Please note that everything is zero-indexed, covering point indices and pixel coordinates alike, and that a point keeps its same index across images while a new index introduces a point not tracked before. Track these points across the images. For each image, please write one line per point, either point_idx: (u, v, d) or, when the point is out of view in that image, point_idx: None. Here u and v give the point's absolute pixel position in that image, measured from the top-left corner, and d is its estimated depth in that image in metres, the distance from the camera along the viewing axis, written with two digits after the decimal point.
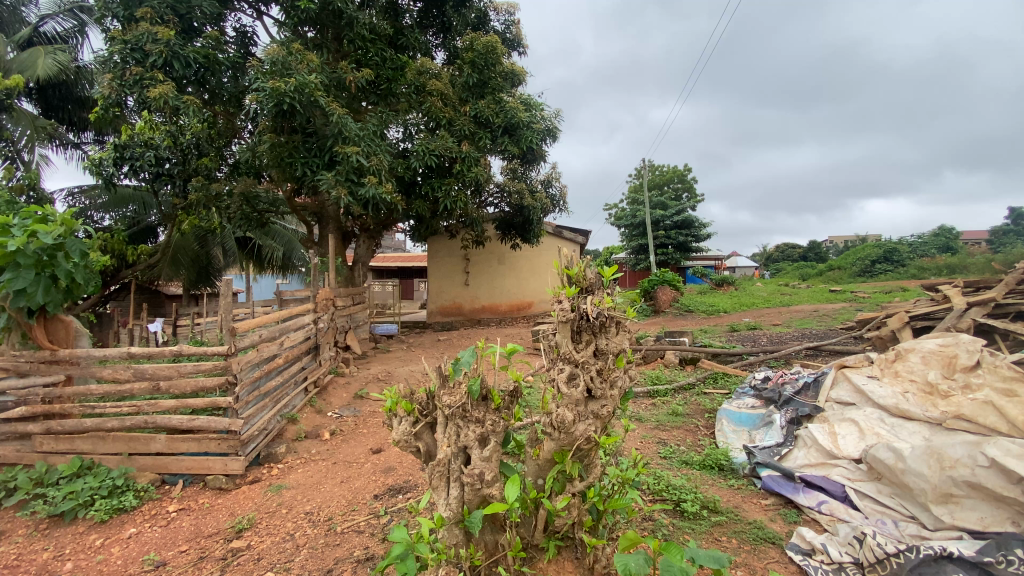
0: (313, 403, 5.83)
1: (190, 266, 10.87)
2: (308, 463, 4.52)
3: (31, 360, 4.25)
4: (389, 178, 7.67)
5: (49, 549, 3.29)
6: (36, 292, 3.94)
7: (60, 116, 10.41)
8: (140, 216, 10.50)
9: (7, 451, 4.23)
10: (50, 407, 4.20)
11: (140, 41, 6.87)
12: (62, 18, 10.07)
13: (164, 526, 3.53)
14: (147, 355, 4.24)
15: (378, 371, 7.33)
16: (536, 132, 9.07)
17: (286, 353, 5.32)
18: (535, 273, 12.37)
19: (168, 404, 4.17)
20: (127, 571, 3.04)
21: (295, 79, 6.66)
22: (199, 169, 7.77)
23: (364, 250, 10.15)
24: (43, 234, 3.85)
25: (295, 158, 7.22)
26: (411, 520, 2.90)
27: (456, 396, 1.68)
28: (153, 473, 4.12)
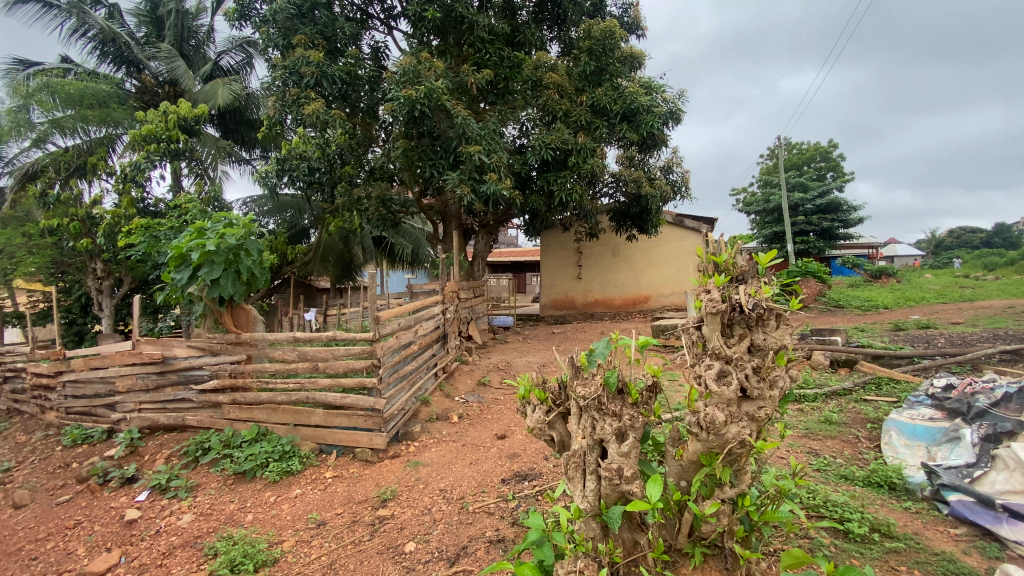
0: (442, 388, 6.24)
1: (336, 262, 12.28)
2: (439, 443, 4.82)
3: (221, 342, 5.14)
4: (507, 175, 7.88)
5: (235, 502, 3.99)
6: (226, 283, 4.73)
7: (236, 137, 12.40)
8: (297, 220, 12.08)
9: (205, 416, 5.15)
10: (234, 380, 5.00)
11: (297, 65, 7.85)
12: (234, 53, 12.01)
13: (322, 490, 4.03)
14: (307, 339, 4.86)
15: (498, 360, 7.60)
16: (658, 116, 8.61)
17: (419, 340, 5.75)
18: (653, 265, 11.83)
19: (324, 382, 4.73)
20: (296, 526, 3.52)
21: (424, 85, 7.11)
22: (343, 177, 8.78)
23: (482, 245, 10.54)
24: (230, 236, 4.64)
25: (423, 161, 7.81)
26: (541, 507, 2.94)
27: (591, 388, 1.66)
28: (312, 443, 4.72)
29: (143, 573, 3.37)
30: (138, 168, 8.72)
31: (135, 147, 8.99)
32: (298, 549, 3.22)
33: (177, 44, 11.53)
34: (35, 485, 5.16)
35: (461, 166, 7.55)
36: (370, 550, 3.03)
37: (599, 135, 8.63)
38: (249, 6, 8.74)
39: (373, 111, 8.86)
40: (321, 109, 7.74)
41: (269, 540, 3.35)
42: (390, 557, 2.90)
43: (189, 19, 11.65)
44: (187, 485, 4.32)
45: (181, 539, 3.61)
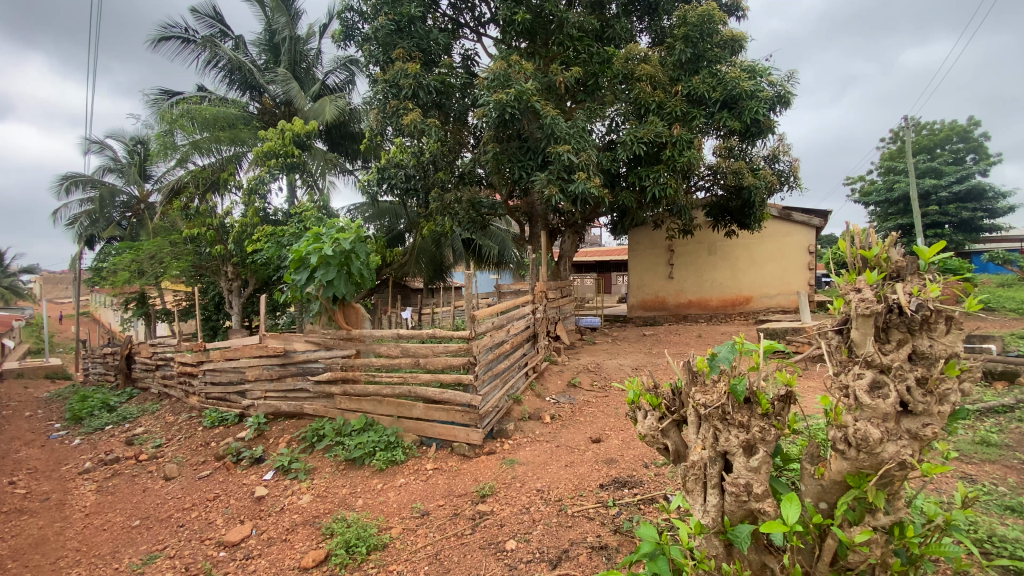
0: (533, 387, 6.30)
1: (429, 264, 12.81)
2: (533, 442, 4.87)
3: (334, 337, 5.59)
4: (596, 172, 7.79)
5: (347, 487, 4.36)
6: (339, 284, 5.14)
7: (341, 150, 13.46)
8: (393, 225, 13.00)
9: (320, 406, 5.62)
10: (345, 373, 5.40)
11: (396, 79, 8.34)
12: (339, 72, 13.11)
13: (424, 480, 4.26)
14: (410, 336, 5.15)
15: (587, 362, 7.51)
16: (764, 101, 8.00)
17: (511, 339, 5.87)
18: (755, 264, 11.08)
19: (424, 377, 4.97)
20: (401, 513, 3.77)
21: (514, 88, 7.21)
22: (436, 181, 9.21)
23: (568, 245, 10.47)
24: (344, 240, 5.05)
25: (512, 163, 7.95)
26: (651, 520, 2.82)
27: (713, 396, 1.60)
28: (414, 435, 4.98)
29: (271, 545, 3.79)
30: (261, 181, 9.77)
31: (258, 163, 10.07)
32: (405, 537, 3.45)
33: (291, 68, 12.76)
34: (184, 459, 5.97)
35: (550, 166, 7.57)
36: (473, 544, 3.15)
37: (696, 126, 8.21)
38: (353, 26, 9.43)
39: (463, 117, 9.17)
40: (419, 118, 8.18)
41: (378, 526, 3.61)
42: (492, 553, 2.99)
43: (300, 44, 12.85)
44: (306, 468, 4.78)
45: (301, 518, 4.02)
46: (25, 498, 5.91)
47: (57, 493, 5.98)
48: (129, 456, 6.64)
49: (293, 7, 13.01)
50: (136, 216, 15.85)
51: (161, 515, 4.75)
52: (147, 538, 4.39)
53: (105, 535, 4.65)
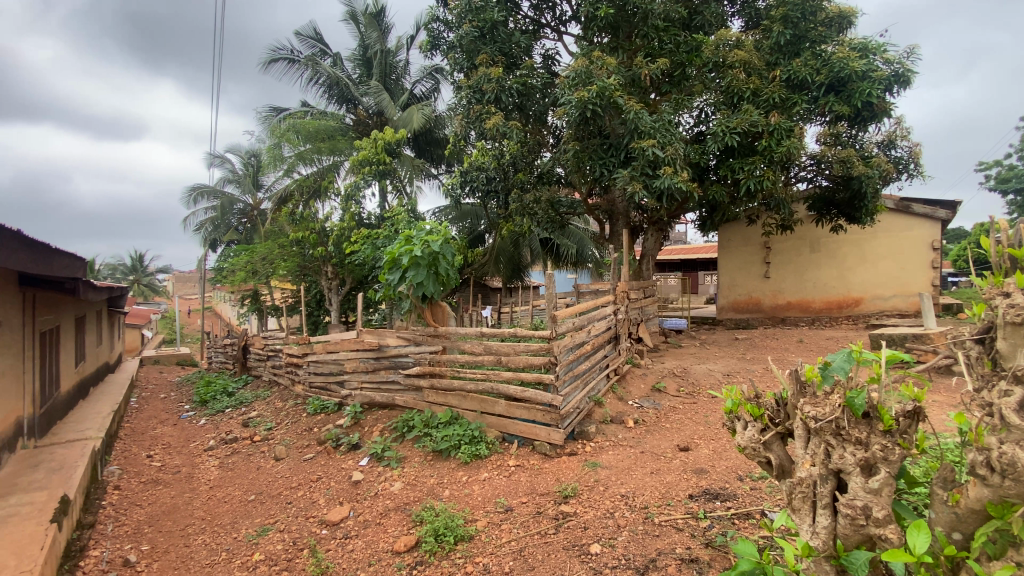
0: (615, 390, 6.23)
1: (507, 263, 13.03)
2: (616, 446, 4.87)
3: (422, 334, 5.92)
4: (684, 167, 7.48)
5: (434, 478, 4.60)
6: (428, 283, 5.46)
7: (427, 156, 14.16)
8: (474, 227, 13.45)
9: (410, 398, 5.96)
10: (432, 368, 5.67)
11: (480, 84, 8.57)
12: (425, 81, 13.85)
13: (507, 477, 4.42)
14: (492, 334, 5.29)
15: (673, 366, 7.24)
16: (878, 81, 7.30)
17: (592, 340, 5.83)
18: (866, 262, 10.01)
19: (506, 376, 5.11)
20: (486, 507, 3.95)
21: (596, 85, 7.12)
22: (517, 182, 9.41)
23: (652, 243, 10.12)
24: (433, 242, 5.35)
25: (594, 161, 7.85)
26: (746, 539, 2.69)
27: (824, 409, 1.55)
28: (496, 431, 5.11)
29: (367, 527, 4.09)
30: (356, 188, 10.54)
31: (354, 170, 10.84)
32: (490, 531, 3.61)
33: (382, 79, 13.60)
34: (291, 442, 6.60)
35: (633, 163, 7.39)
36: (557, 544, 3.23)
37: (796, 112, 7.61)
38: (439, 36, 9.83)
39: (543, 117, 9.23)
40: (501, 121, 8.35)
41: (465, 517, 3.82)
42: (576, 555, 3.04)
43: (390, 57, 13.64)
44: (397, 456, 5.09)
45: (394, 504, 4.31)
46: (164, 470, 6.84)
47: (188, 466, 6.87)
48: (246, 437, 7.45)
49: (384, 22, 13.84)
50: (250, 222, 17.86)
51: (272, 492, 5.29)
52: (261, 512, 4.91)
53: (228, 506, 5.27)
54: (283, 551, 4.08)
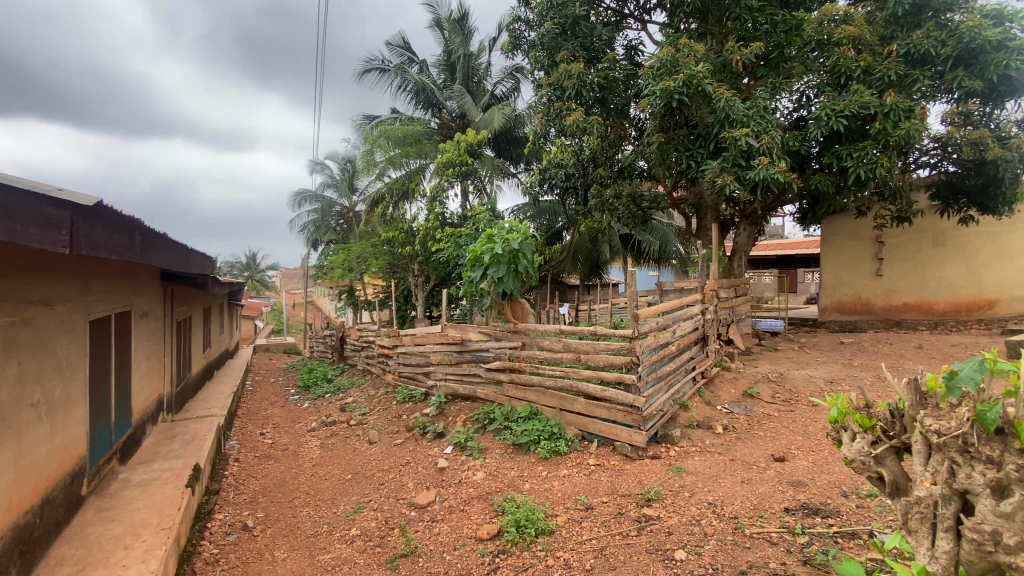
0: (702, 394, 5.97)
1: (585, 261, 13.37)
2: (703, 453, 4.70)
3: (503, 329, 6.12)
4: (782, 156, 6.95)
5: (515, 470, 4.72)
6: (508, 280, 5.76)
7: (507, 155, 14.60)
8: (552, 224, 13.72)
9: (490, 391, 6.15)
10: (512, 363, 5.82)
11: (561, 80, 8.57)
12: (506, 81, 14.26)
13: (587, 475, 4.42)
14: (572, 332, 5.31)
15: (768, 370, 6.77)
16: (1018, 51, 6.37)
17: (678, 341, 5.64)
18: (1005, 257, 8.69)
19: (586, 374, 5.10)
20: (566, 504, 3.99)
21: (683, 74, 6.83)
22: (596, 179, 9.50)
23: (744, 238, 9.52)
24: (514, 240, 5.64)
25: (680, 153, 7.52)
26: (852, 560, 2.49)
27: (950, 424, 1.43)
28: (576, 428, 5.11)
29: (452, 512, 4.30)
30: (440, 189, 11.02)
31: (438, 172, 11.32)
32: (571, 527, 3.64)
33: (464, 83, 14.05)
34: (382, 428, 7.08)
35: (724, 153, 7.01)
36: (639, 547, 3.19)
37: (917, 90, 6.79)
38: (521, 36, 9.94)
39: (624, 110, 9.02)
40: (582, 117, 8.30)
41: (546, 511, 3.88)
42: (660, 560, 3.00)
43: (472, 60, 14.05)
44: (479, 447, 5.28)
45: (476, 492, 4.47)
46: (275, 447, 7.64)
47: (294, 445, 7.62)
48: (343, 421, 8.11)
49: (467, 26, 14.27)
50: (346, 223, 19.35)
51: (366, 473, 5.71)
52: (356, 491, 5.33)
53: (328, 483, 5.78)
54: (376, 529, 4.40)
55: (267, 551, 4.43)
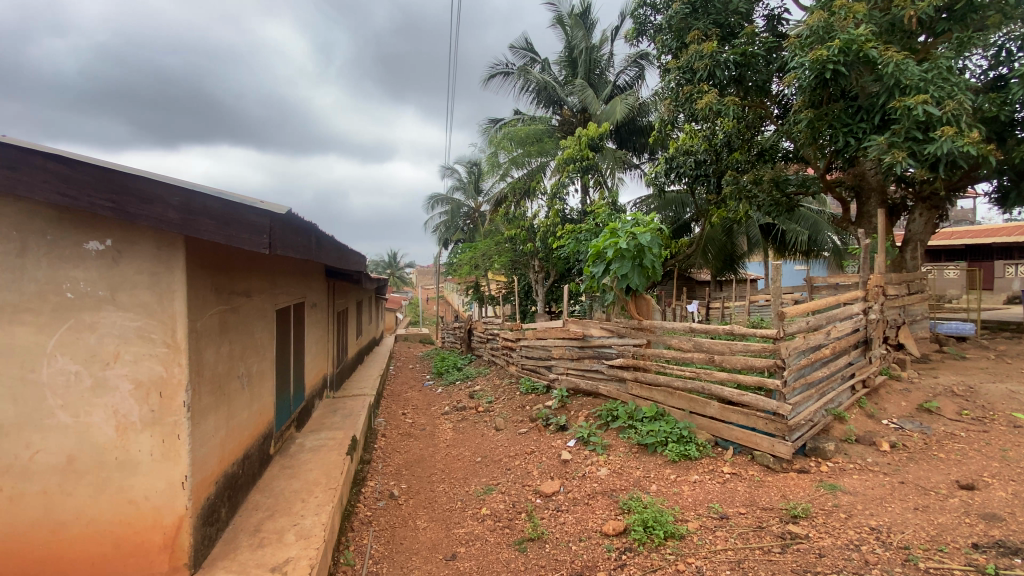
0: (863, 406, 5.25)
1: (718, 254, 12.67)
2: (862, 471, 4.16)
3: (626, 327, 6.06)
4: (973, 124, 5.78)
5: (641, 470, 4.63)
6: (633, 275, 5.74)
7: (630, 146, 14.32)
8: (679, 215, 13.13)
9: (613, 389, 6.13)
10: (637, 362, 5.71)
11: (691, 63, 8.10)
12: (629, 69, 13.97)
13: (721, 483, 4.17)
14: (705, 331, 5.03)
15: (951, 381, 5.70)
16: None
17: (832, 344, 5.04)
18: None
19: (720, 376, 4.82)
20: (698, 510, 3.81)
21: (838, 39, 6.02)
22: (731, 164, 8.79)
23: (920, 224, 8.02)
24: (640, 234, 5.60)
25: (835, 129, 6.63)
26: None
27: None
28: (708, 433, 4.85)
29: (576, 505, 4.38)
30: (562, 184, 11.14)
31: (560, 168, 11.44)
32: (703, 534, 3.49)
33: (587, 76, 13.98)
34: (508, 416, 7.42)
35: (893, 126, 6.06)
36: (784, 565, 2.95)
37: None
38: (646, 21, 9.59)
39: (765, 87, 8.21)
40: (715, 99, 7.77)
41: (675, 515, 3.77)
42: None
43: (595, 53, 13.94)
44: (603, 443, 5.28)
45: (601, 487, 4.49)
46: (414, 426, 8.46)
47: (430, 426, 8.35)
48: (472, 406, 8.67)
49: (589, 19, 14.18)
50: (474, 222, 20.53)
51: (494, 458, 6.05)
52: (486, 473, 5.67)
53: (460, 464, 6.23)
54: (505, 511, 4.65)
55: (410, 519, 4.94)
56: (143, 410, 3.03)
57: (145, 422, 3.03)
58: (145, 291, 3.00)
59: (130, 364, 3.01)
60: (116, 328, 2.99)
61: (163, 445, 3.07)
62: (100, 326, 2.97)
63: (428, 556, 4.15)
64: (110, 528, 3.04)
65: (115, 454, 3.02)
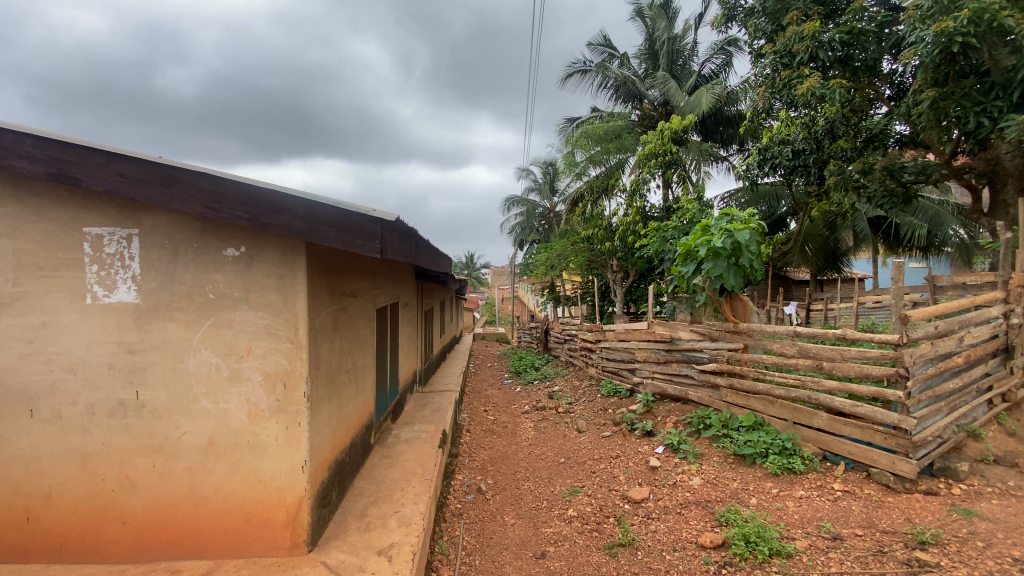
0: (1003, 423, 4.67)
1: (818, 251, 11.87)
2: (1006, 497, 3.66)
3: (720, 330, 5.77)
4: None
5: (738, 481, 4.37)
6: (728, 275, 5.44)
7: (716, 138, 13.63)
8: (773, 209, 12.31)
9: (704, 395, 5.85)
10: (733, 367, 5.43)
11: (789, 46, 7.53)
12: (716, 57, 13.29)
13: (832, 501, 3.84)
14: (811, 335, 4.66)
15: None
16: None
17: (966, 352, 4.48)
18: None
19: (829, 385, 4.44)
20: (806, 528, 3.54)
21: (970, 6, 5.30)
22: (835, 152, 8.05)
23: None
24: (736, 232, 5.30)
25: (964, 108, 5.86)
26: None
27: None
28: (816, 446, 4.49)
29: (668, 513, 4.24)
30: (643, 181, 10.81)
31: (641, 165, 11.13)
32: (814, 554, 3.24)
33: (669, 67, 13.47)
34: (590, 418, 7.34)
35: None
36: None
37: None
38: (736, 5, 9.06)
39: (876, 66, 7.42)
40: (818, 83, 7.14)
41: (781, 532, 3.52)
42: None
43: (678, 43, 13.42)
44: (694, 451, 5.05)
45: (694, 497, 4.31)
46: (496, 423, 8.63)
47: (512, 424, 8.47)
48: (552, 407, 8.68)
49: (671, 9, 13.67)
50: (549, 223, 20.56)
51: (578, 459, 6.01)
52: (570, 475, 5.65)
53: (544, 463, 6.26)
54: (592, 514, 4.60)
55: (499, 515, 5.05)
56: (271, 399, 3.37)
57: (272, 410, 3.37)
58: (273, 292, 3.33)
59: (259, 357, 3.35)
60: (248, 325, 3.34)
61: (287, 431, 3.39)
62: (236, 323, 3.33)
63: (519, 552, 4.22)
64: (242, 504, 3.40)
65: (247, 437, 3.37)
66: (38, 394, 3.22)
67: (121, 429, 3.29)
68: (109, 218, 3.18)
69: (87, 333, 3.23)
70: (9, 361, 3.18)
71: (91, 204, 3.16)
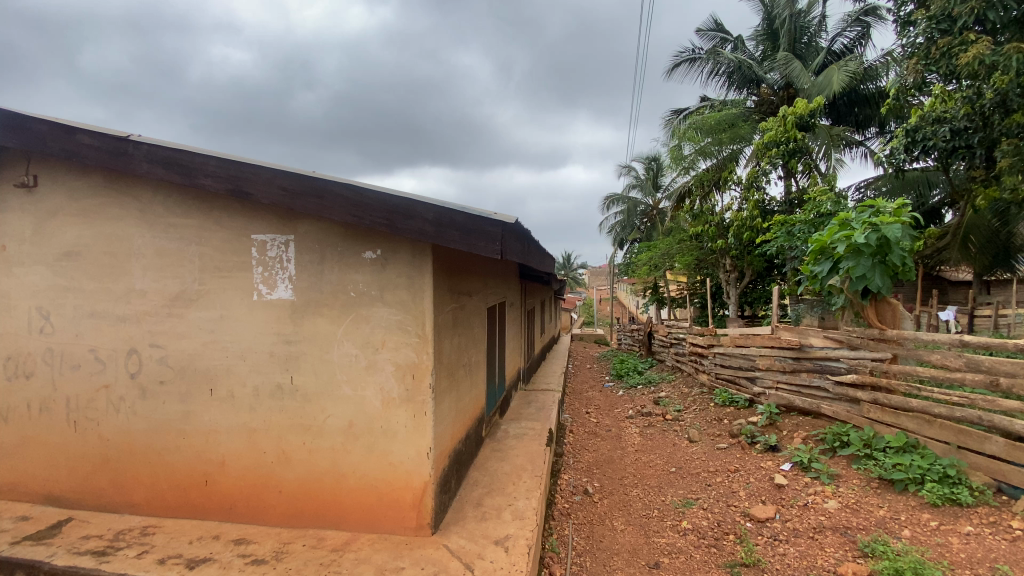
0: None
1: (984, 247, 10.01)
2: None
3: (863, 337, 5.14)
4: None
5: (885, 509, 3.86)
6: (874, 276, 4.83)
7: (849, 120, 12.17)
8: (925, 198, 10.68)
9: (841, 409, 5.25)
10: (879, 379, 4.83)
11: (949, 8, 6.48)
12: (850, 29, 11.86)
13: (1011, 541, 3.23)
14: (983, 345, 3.98)
15: None
16: None
17: None
18: None
19: (1008, 404, 3.75)
20: (976, 570, 3.04)
21: None
22: (1012, 129, 6.58)
23: None
24: (884, 226, 4.68)
25: None
26: None
27: None
28: (988, 476, 3.81)
29: (798, 536, 3.88)
30: (761, 173, 9.99)
31: (759, 155, 10.29)
32: None
33: (792, 47, 12.29)
34: (703, 428, 6.94)
35: None
36: None
37: None
38: None
39: None
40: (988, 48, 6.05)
41: (943, 571, 3.06)
42: None
43: (802, 18, 12.20)
44: (829, 472, 4.54)
45: (829, 522, 3.90)
46: (600, 426, 8.51)
47: (616, 428, 8.30)
48: (659, 413, 8.35)
49: None
50: (652, 220, 19.82)
51: (690, 470, 5.72)
52: (682, 485, 5.40)
53: (652, 471, 6.05)
54: (708, 529, 4.36)
55: (607, 519, 4.97)
56: (402, 389, 3.66)
57: (402, 399, 3.66)
58: (403, 291, 3.61)
59: (392, 350, 3.66)
60: (383, 321, 3.65)
61: (415, 419, 3.65)
62: (371, 319, 3.66)
63: (631, 559, 4.12)
64: (376, 484, 3.73)
65: (381, 423, 3.69)
66: (218, 375, 3.81)
67: (279, 409, 3.78)
68: (271, 226, 3.67)
69: (254, 326, 3.76)
70: (196, 348, 3.81)
71: (258, 214, 3.67)
